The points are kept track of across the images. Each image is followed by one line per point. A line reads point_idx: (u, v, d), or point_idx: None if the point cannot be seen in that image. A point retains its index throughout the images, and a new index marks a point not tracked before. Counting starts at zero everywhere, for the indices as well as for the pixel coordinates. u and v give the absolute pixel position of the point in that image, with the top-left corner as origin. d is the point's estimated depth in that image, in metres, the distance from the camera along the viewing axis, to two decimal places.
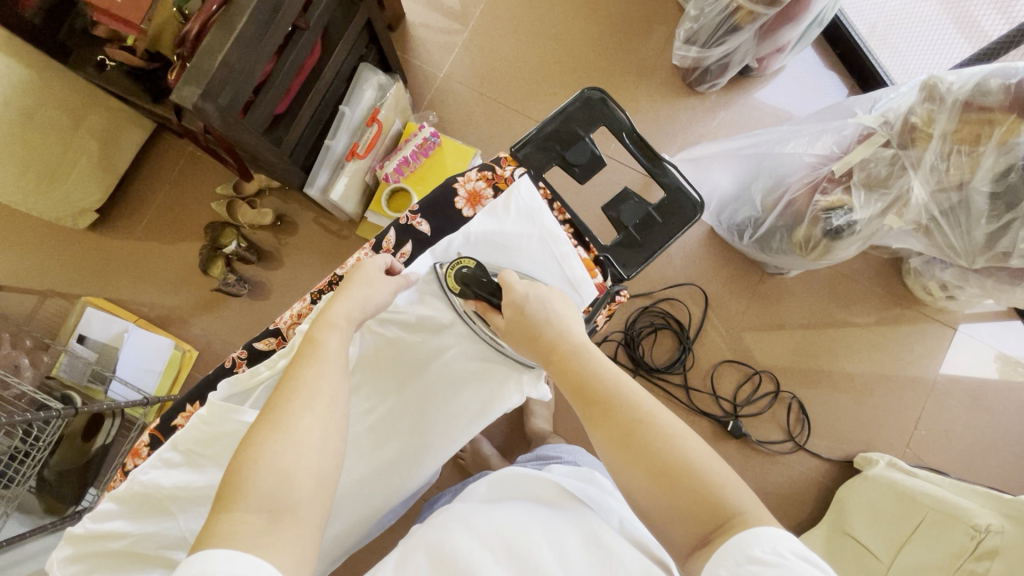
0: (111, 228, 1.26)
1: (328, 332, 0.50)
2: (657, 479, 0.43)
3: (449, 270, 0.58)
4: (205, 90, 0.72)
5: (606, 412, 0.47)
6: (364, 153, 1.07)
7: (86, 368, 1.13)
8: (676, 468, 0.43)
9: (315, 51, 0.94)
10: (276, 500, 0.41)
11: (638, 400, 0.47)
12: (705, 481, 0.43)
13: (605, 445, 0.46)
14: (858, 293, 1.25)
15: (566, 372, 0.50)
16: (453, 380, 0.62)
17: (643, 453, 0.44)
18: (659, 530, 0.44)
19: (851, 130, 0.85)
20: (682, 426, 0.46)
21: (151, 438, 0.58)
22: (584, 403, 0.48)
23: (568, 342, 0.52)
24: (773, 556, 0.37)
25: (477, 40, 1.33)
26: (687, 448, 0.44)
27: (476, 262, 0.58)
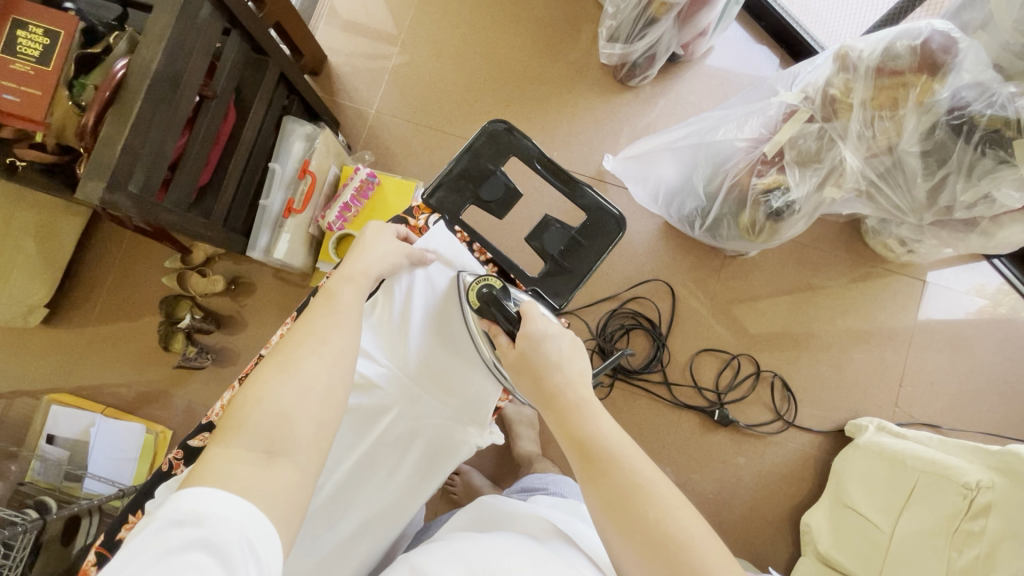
0: (65, 320, 1.24)
1: None
2: (648, 555, 0.41)
3: (473, 285, 0.59)
4: (110, 182, 0.70)
5: (603, 471, 0.45)
6: (302, 207, 1.05)
7: (59, 468, 1.12)
8: (667, 544, 0.41)
9: (230, 114, 0.92)
10: None
11: (637, 467, 0.45)
12: (704, 562, 0.40)
13: (595, 505, 0.45)
14: (822, 260, 1.24)
15: (566, 425, 0.48)
16: (408, 436, 0.61)
17: (636, 524, 0.42)
18: None
19: (776, 109, 0.84)
20: (682, 501, 0.44)
21: (97, 556, 0.56)
22: (582, 459, 0.46)
23: (572, 393, 0.50)
24: None
25: (404, 70, 1.31)
26: (682, 527, 0.42)
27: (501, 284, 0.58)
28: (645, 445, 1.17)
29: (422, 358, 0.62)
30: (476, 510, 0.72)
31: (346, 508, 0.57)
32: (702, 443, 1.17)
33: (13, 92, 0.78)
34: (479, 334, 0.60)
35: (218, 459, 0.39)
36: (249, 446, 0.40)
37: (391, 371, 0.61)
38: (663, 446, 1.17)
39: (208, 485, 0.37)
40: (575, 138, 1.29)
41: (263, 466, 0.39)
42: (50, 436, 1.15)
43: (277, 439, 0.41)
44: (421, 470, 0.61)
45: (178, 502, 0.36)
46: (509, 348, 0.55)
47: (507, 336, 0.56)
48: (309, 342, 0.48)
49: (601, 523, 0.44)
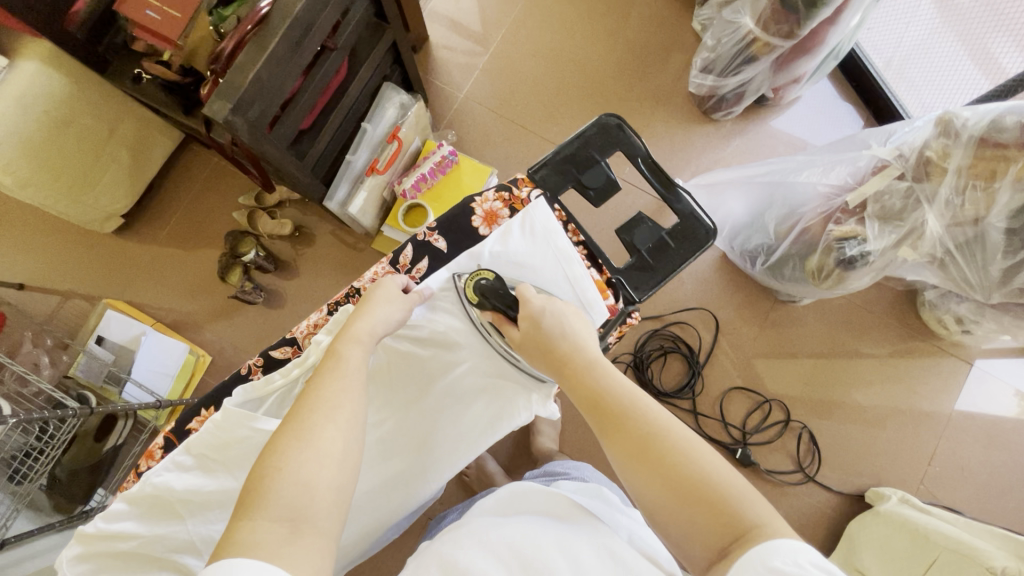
0: (135, 233, 1.30)
1: (350, 347, 0.53)
2: (675, 497, 0.44)
3: (466, 281, 0.59)
4: (235, 104, 0.75)
5: (618, 422, 0.48)
6: (384, 169, 1.09)
7: (102, 368, 1.16)
8: (689, 481, 0.44)
9: (341, 70, 0.97)
10: (297, 510, 0.42)
11: (650, 412, 0.48)
12: (723, 494, 0.43)
13: (619, 460, 0.47)
14: (872, 324, 1.24)
15: (579, 386, 0.52)
16: (461, 397, 0.63)
17: (658, 466, 0.45)
18: (683, 547, 0.44)
19: (865, 162, 0.85)
20: (695, 437, 0.47)
21: (165, 441, 0.60)
22: (600, 417, 0.50)
23: (582, 356, 0.54)
24: (793, 568, 0.37)
25: (498, 63, 1.36)
26: (699, 466, 0.45)
27: (494, 274, 0.59)
28: None
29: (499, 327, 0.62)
30: (513, 489, 0.74)
31: (400, 447, 0.61)
32: None
33: (157, 11, 0.85)
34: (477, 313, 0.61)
35: (243, 531, 0.40)
36: (274, 514, 0.41)
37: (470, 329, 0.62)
38: None
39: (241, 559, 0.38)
40: None
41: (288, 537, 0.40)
42: (99, 337, 1.20)
43: (300, 506, 0.42)
44: (473, 428, 0.62)
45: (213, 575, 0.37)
46: (513, 331, 0.58)
47: (513, 324, 0.59)
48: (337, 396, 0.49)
49: (626, 473, 0.47)
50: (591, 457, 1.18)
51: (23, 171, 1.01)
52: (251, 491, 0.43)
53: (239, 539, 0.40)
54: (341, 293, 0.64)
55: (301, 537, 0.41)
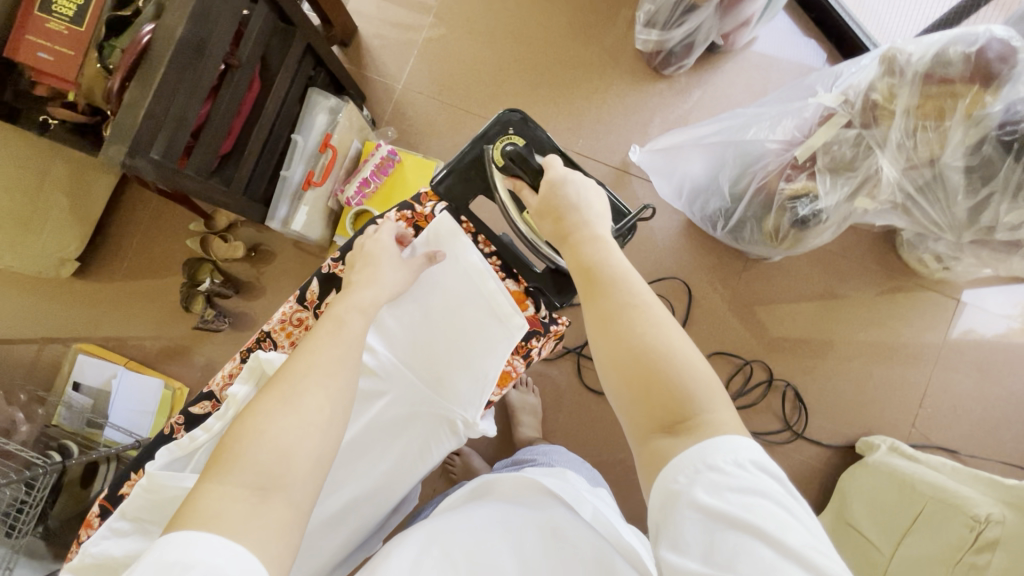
0: (94, 274, 1.28)
1: (353, 314, 0.53)
2: (629, 369, 0.44)
3: (498, 144, 0.58)
4: (132, 147, 0.71)
5: (605, 291, 0.47)
6: (321, 180, 1.05)
7: (82, 415, 1.18)
8: (652, 358, 0.43)
9: (254, 85, 0.92)
10: (269, 479, 0.40)
11: (639, 289, 0.47)
12: (683, 381, 0.43)
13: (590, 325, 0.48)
14: (852, 270, 1.18)
15: (576, 254, 0.51)
16: (389, 428, 0.61)
17: (625, 338, 0.45)
18: (624, 417, 0.45)
19: (812, 111, 0.80)
20: (675, 325, 0.46)
21: (101, 508, 0.60)
22: (587, 285, 0.49)
23: (588, 229, 0.52)
24: (732, 467, 0.39)
25: (433, 47, 1.29)
26: (671, 351, 0.44)
27: (524, 142, 0.59)
28: None
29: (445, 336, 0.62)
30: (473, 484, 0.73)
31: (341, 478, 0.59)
32: None
33: (48, 52, 0.80)
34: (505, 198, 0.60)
35: (206, 498, 0.38)
36: (241, 481, 0.39)
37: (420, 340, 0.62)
38: None
39: (193, 530, 0.36)
40: (603, 126, 1.25)
41: (256, 503, 0.38)
42: (76, 383, 1.21)
43: (273, 475, 0.40)
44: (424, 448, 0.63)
45: (161, 549, 0.35)
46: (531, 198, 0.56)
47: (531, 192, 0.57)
48: (322, 364, 0.47)
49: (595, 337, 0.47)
50: (575, 441, 1.17)
51: None
52: (225, 451, 0.41)
53: (200, 508, 0.38)
54: (254, 340, 0.65)
55: (269, 504, 0.39)
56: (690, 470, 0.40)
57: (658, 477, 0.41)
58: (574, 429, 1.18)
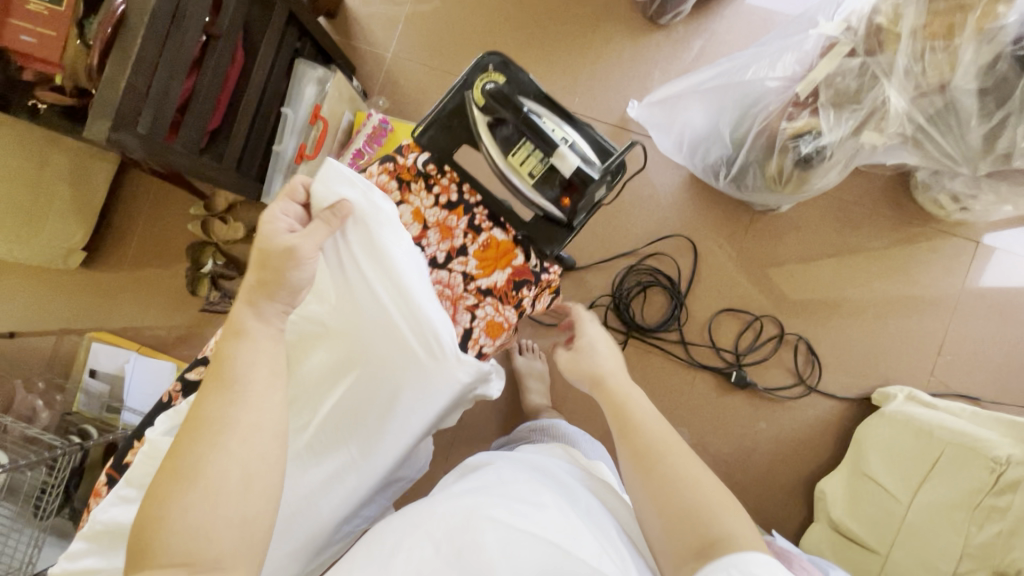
0: (101, 263, 1.30)
1: (233, 343, 0.49)
2: (660, 493, 0.49)
3: (477, 84, 0.61)
4: (116, 120, 0.71)
5: (636, 434, 0.54)
6: (313, 153, 1.04)
7: (101, 400, 1.21)
8: (678, 485, 0.49)
9: (237, 56, 0.91)
10: (188, 557, 0.41)
11: (670, 436, 0.53)
12: (705, 503, 0.48)
13: (623, 456, 0.54)
14: (864, 218, 1.14)
15: (610, 404, 0.58)
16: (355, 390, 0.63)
17: (658, 470, 0.51)
18: (658, 550, 0.49)
19: (813, 43, 0.76)
20: (697, 459, 0.52)
21: (107, 478, 0.62)
22: (620, 428, 0.55)
23: (612, 377, 0.61)
24: (765, 573, 0.42)
25: (420, 13, 1.26)
26: (668, 443, 0.52)
27: (503, 79, 0.62)
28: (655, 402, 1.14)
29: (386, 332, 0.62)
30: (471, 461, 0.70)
31: (316, 459, 0.63)
32: (716, 404, 1.14)
33: (31, 34, 0.79)
34: (487, 141, 0.61)
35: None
36: (165, 562, 0.41)
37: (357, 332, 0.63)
38: (675, 405, 1.15)
39: None
40: (599, 83, 1.21)
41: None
42: (92, 370, 1.23)
43: (192, 553, 0.42)
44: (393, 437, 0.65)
45: None
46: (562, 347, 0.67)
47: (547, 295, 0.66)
48: (214, 420, 0.45)
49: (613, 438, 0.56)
50: (583, 405, 1.16)
51: None
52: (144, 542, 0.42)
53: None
54: None
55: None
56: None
57: None
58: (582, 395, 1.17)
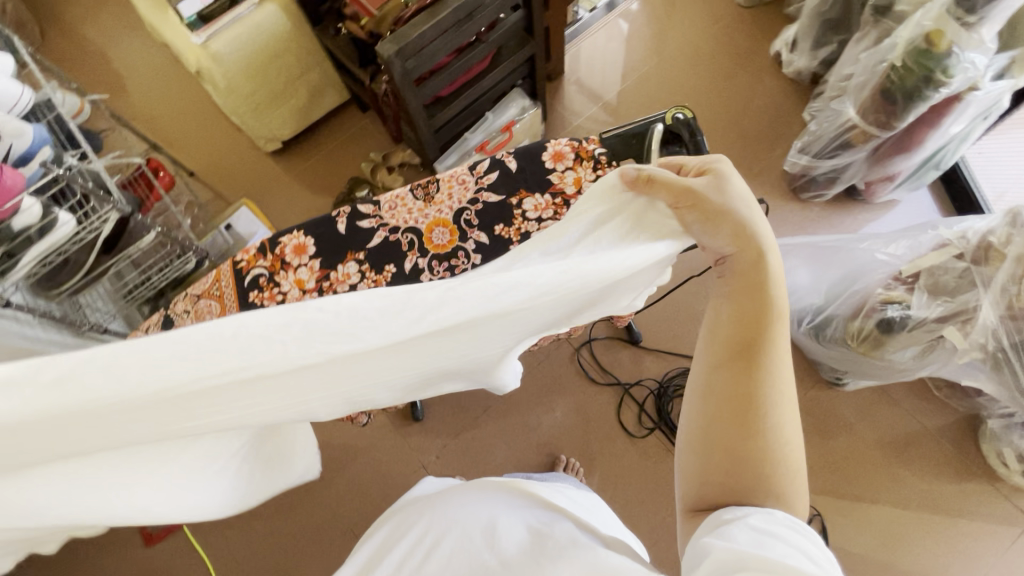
0: (285, 159, 1.59)
1: None
2: (742, 434, 0.46)
3: (669, 109, 0.73)
4: (400, 49, 0.96)
5: (749, 372, 0.47)
6: (491, 151, 1.28)
7: (224, 247, 1.39)
8: (763, 439, 0.46)
9: (485, 61, 1.18)
10: None
11: (775, 369, 0.48)
12: (780, 459, 0.46)
13: (724, 378, 0.48)
14: (922, 439, 1.16)
15: (745, 318, 0.49)
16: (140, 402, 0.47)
17: (757, 411, 0.47)
18: (698, 476, 0.48)
19: (929, 240, 0.89)
20: (792, 417, 0.48)
21: (260, 245, 0.73)
22: (739, 348, 0.48)
23: (771, 303, 0.50)
24: (791, 522, 0.41)
25: (615, 107, 1.54)
26: (776, 383, 0.48)
27: (691, 116, 0.72)
28: (650, 500, 1.14)
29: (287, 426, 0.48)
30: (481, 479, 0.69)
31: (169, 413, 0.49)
32: None
33: None
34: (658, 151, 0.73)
35: None
36: None
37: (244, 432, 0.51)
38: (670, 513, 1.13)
39: None
40: None
41: None
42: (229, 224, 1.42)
43: None
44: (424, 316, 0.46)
45: None
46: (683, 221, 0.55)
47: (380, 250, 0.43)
48: None
49: (715, 349, 0.50)
50: (586, 465, 1.18)
51: (233, 79, 1.31)
52: None
53: None
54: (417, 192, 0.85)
55: None
56: (754, 516, 0.42)
57: (723, 518, 0.44)
58: (590, 455, 1.19)
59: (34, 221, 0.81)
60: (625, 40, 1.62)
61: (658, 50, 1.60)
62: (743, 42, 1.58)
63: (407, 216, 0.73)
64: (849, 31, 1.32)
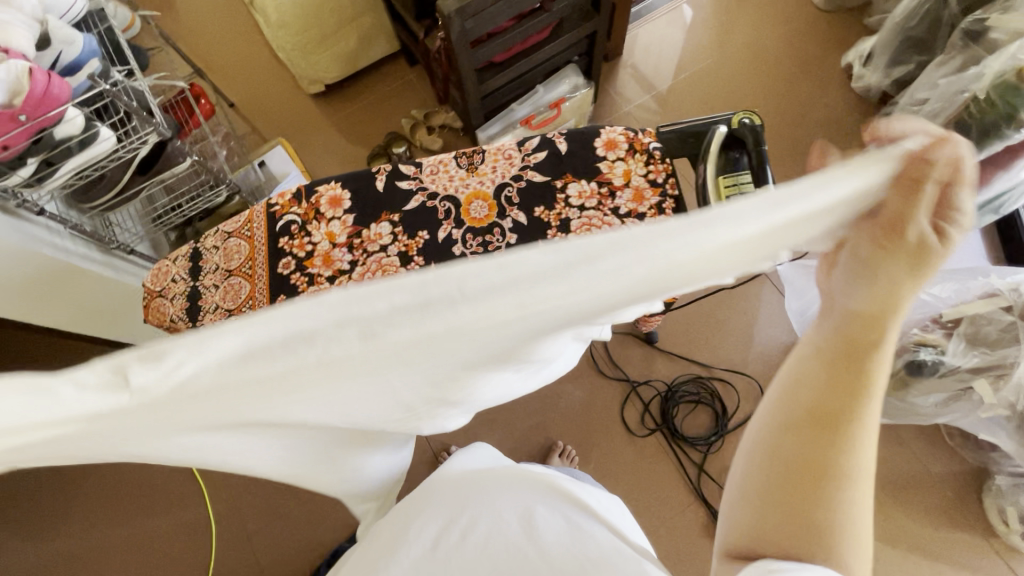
0: (326, 103, 1.57)
1: None
2: (792, 512, 0.39)
3: (736, 113, 0.67)
4: (461, 7, 0.93)
5: (820, 447, 0.38)
6: (535, 126, 1.24)
7: (253, 184, 1.38)
8: (820, 524, 0.38)
9: (545, 32, 1.14)
10: None
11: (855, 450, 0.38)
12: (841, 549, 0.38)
13: (786, 447, 0.40)
14: (924, 483, 1.14)
15: (830, 384, 0.38)
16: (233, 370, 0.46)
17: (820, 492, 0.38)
18: (733, 534, 0.42)
19: (977, 287, 0.84)
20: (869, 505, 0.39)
21: (296, 191, 0.72)
22: (813, 418, 0.39)
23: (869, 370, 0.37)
24: None
25: (668, 97, 1.48)
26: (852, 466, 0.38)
27: (760, 122, 0.66)
28: (639, 500, 1.14)
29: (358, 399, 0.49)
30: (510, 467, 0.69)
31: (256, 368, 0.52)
32: (694, 542, 1.11)
33: None
34: (714, 155, 0.67)
35: None
36: None
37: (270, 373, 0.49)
38: (657, 514, 1.13)
39: None
40: None
41: None
42: (262, 162, 1.42)
43: None
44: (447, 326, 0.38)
45: None
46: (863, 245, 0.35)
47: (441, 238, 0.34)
48: None
49: (783, 409, 0.40)
50: (581, 455, 1.19)
51: None
52: None
53: None
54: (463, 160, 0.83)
55: None
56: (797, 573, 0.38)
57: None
58: (586, 446, 1.19)
59: (76, 133, 0.81)
60: (689, 28, 1.55)
61: (723, 44, 1.53)
62: (814, 49, 1.50)
63: (448, 184, 0.71)
64: (932, 53, 1.24)
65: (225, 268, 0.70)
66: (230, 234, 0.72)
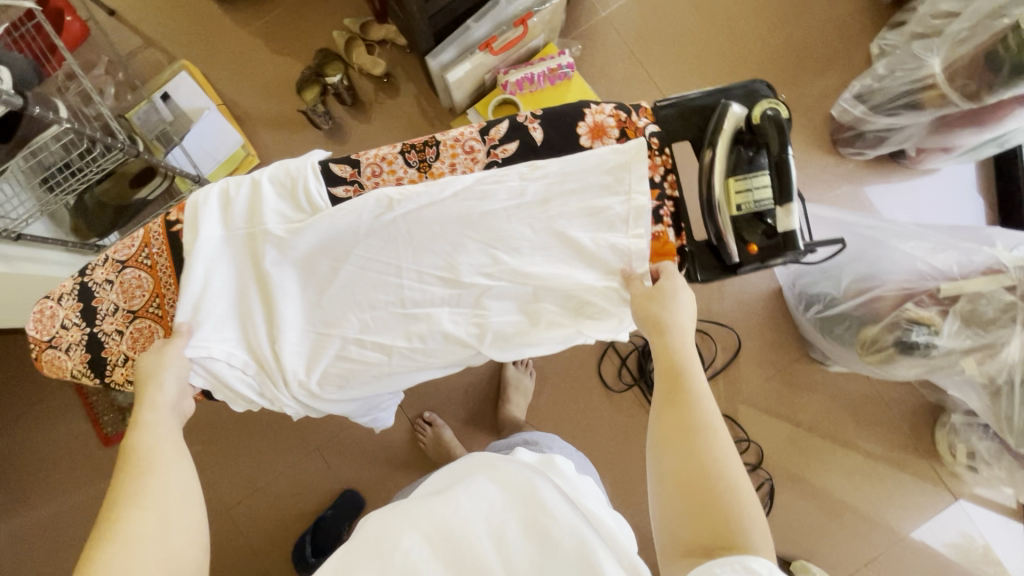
0: (234, 10, 1.26)
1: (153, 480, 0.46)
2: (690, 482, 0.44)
3: (760, 102, 0.53)
4: None
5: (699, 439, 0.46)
6: (497, 51, 1.03)
7: (159, 124, 1.15)
8: (710, 477, 0.44)
9: None
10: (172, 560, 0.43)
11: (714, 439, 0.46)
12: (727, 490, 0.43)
13: (661, 426, 0.48)
14: (882, 419, 1.19)
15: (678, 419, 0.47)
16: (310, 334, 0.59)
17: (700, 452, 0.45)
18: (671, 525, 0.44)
19: (981, 259, 0.79)
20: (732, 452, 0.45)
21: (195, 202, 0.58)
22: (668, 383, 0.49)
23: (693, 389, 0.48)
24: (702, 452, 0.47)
25: None
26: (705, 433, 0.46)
27: (787, 113, 0.54)
28: (615, 453, 1.16)
29: (325, 235, 0.56)
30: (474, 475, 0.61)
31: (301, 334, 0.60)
32: None
33: None
34: (722, 151, 0.54)
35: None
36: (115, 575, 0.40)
37: (253, 260, 0.57)
38: (631, 465, 1.16)
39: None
40: None
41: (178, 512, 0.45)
42: (166, 94, 1.17)
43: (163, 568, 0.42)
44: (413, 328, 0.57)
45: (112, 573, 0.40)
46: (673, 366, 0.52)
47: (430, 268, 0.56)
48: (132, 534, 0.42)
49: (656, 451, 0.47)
50: (559, 417, 1.17)
51: None
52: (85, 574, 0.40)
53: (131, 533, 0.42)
54: None
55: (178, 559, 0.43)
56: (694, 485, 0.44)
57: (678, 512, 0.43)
58: (561, 403, 1.18)
59: None
60: None
61: None
62: None
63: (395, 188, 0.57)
64: None
65: (126, 308, 0.58)
66: (124, 263, 0.58)
